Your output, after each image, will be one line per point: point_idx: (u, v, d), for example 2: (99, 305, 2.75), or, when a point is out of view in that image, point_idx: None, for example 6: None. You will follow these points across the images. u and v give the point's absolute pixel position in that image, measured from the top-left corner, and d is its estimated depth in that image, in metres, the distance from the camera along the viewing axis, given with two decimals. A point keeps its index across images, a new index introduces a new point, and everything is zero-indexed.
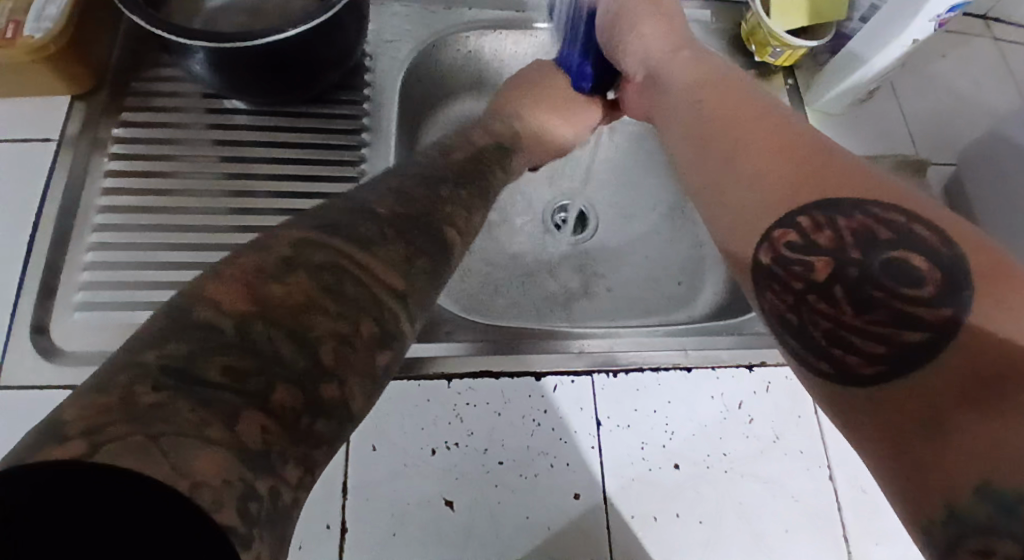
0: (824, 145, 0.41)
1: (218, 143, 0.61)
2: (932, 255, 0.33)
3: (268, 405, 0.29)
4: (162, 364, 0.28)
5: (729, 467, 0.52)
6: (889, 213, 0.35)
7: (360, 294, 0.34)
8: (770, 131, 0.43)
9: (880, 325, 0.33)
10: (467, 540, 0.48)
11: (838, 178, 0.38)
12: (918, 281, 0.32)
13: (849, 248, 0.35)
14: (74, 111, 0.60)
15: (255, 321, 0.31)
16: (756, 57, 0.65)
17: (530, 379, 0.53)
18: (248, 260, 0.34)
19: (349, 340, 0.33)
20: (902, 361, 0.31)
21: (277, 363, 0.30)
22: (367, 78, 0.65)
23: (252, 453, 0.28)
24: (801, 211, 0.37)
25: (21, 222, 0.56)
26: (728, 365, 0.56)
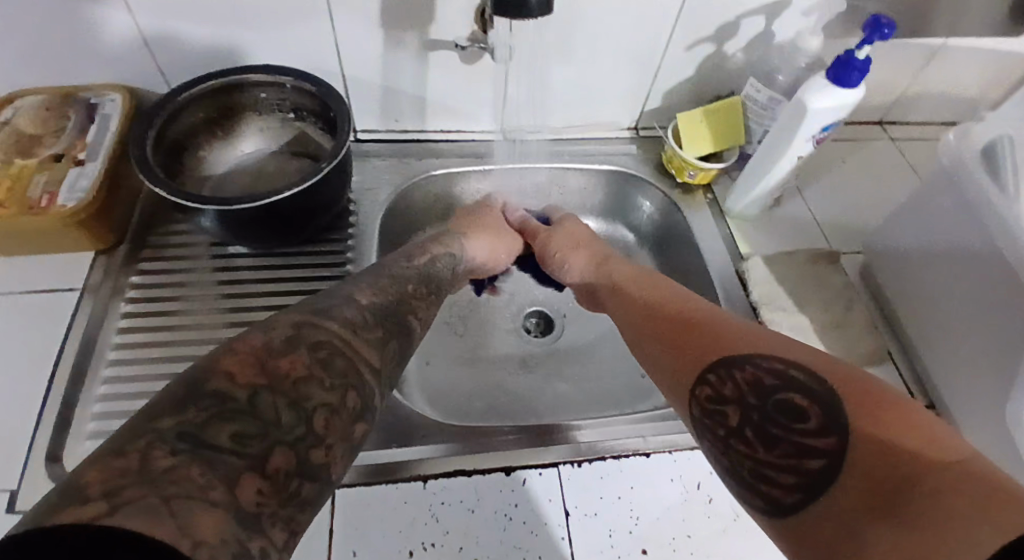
0: (714, 319, 0.52)
1: (222, 284, 0.70)
2: (810, 392, 0.42)
3: (265, 469, 0.36)
4: (178, 431, 0.35)
5: (694, 548, 0.56)
6: (772, 363, 0.45)
7: (348, 369, 0.44)
8: (680, 315, 0.55)
9: (788, 458, 0.40)
10: None
11: (723, 342, 0.48)
12: (805, 416, 0.41)
13: (748, 396, 0.44)
14: (97, 263, 0.69)
15: (262, 393, 0.39)
16: (677, 178, 0.77)
17: (500, 474, 0.58)
18: (253, 338, 0.42)
19: (336, 410, 0.41)
20: (808, 483, 0.39)
21: (276, 428, 0.38)
22: (351, 220, 0.75)
23: (246, 518, 0.34)
24: (709, 371, 0.47)
25: (44, 363, 0.63)
26: (683, 448, 0.61)
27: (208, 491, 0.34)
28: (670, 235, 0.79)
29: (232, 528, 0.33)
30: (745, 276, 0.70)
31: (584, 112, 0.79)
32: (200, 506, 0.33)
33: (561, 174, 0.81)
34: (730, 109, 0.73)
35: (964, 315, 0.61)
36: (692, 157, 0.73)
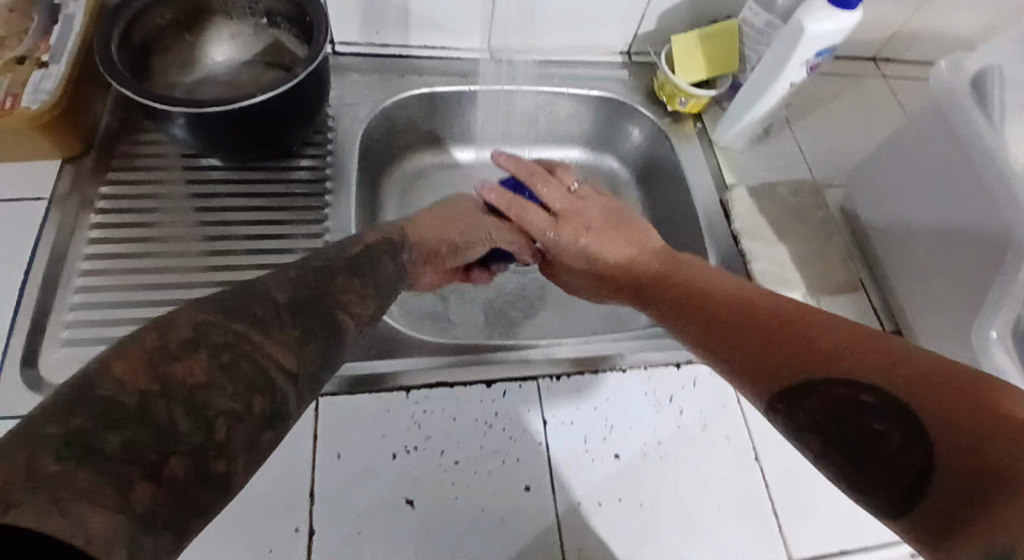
0: (771, 316, 0.45)
1: (195, 197, 0.68)
2: (885, 414, 0.35)
3: (160, 474, 0.30)
4: (64, 437, 0.29)
5: (663, 454, 0.58)
6: (841, 371, 0.38)
7: (255, 370, 0.36)
8: (730, 312, 0.47)
9: (879, 478, 0.35)
10: (425, 533, 0.51)
11: (794, 354, 0.41)
12: (887, 439, 0.35)
13: (827, 427, 0.37)
14: (64, 172, 0.67)
15: (156, 400, 0.32)
16: (668, 107, 0.76)
17: (481, 385, 0.58)
18: (148, 339, 0.34)
19: (241, 416, 0.34)
20: (879, 489, 0.34)
21: (170, 438, 0.31)
22: (330, 136, 0.73)
23: (141, 515, 0.29)
24: (774, 397, 0.40)
25: (14, 272, 0.61)
26: (659, 365, 0.62)
27: (99, 491, 0.28)
28: (657, 162, 0.78)
29: (127, 528, 0.28)
30: (729, 206, 0.70)
31: (576, 35, 0.77)
32: (89, 504, 0.28)
33: (550, 100, 0.78)
34: (726, 35, 0.72)
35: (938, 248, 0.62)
36: (684, 84, 0.72)
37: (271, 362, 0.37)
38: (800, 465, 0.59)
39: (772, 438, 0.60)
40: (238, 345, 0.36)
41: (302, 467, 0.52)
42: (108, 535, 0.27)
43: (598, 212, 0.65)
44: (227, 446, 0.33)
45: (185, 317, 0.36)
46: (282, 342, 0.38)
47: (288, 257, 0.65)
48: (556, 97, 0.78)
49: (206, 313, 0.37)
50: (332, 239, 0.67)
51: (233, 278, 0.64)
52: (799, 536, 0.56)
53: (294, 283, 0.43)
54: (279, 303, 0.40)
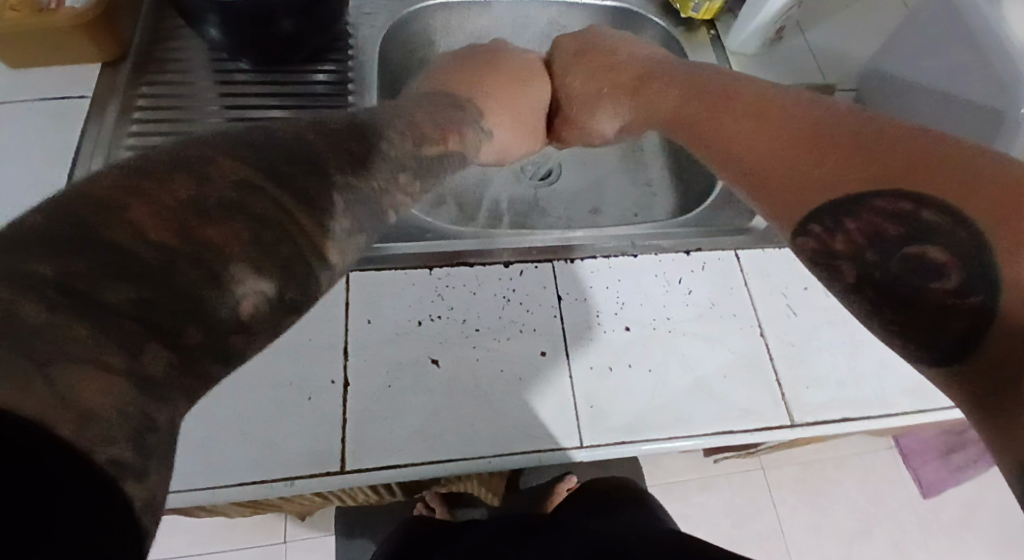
0: (832, 124, 0.44)
1: (226, 97, 0.71)
2: (941, 241, 0.35)
3: (178, 340, 0.28)
4: (56, 280, 0.25)
5: (672, 328, 0.61)
6: (890, 179, 0.38)
7: (293, 252, 0.32)
8: (767, 139, 0.48)
9: (925, 321, 0.34)
10: (451, 389, 0.56)
11: (840, 166, 0.41)
12: (938, 273, 0.34)
13: (871, 256, 0.38)
14: (105, 74, 0.70)
15: (184, 267, 0.28)
16: (680, 15, 0.78)
17: (499, 266, 0.62)
18: (177, 184, 0.30)
19: (270, 302, 0.31)
20: (922, 334, 0.34)
21: (193, 312, 0.28)
22: (350, 42, 0.75)
23: (153, 381, 0.27)
24: (807, 223, 0.42)
25: (60, 160, 0.65)
26: (667, 251, 0.65)
27: (97, 353, 0.26)
28: None
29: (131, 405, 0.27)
30: None
31: None
32: (89, 371, 0.26)
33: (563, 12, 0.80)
34: None
35: (948, 137, 0.63)
36: None
37: (290, 249, 0.32)
38: (803, 341, 0.62)
39: (777, 314, 0.63)
40: (266, 224, 0.31)
41: (336, 328, 0.57)
42: (109, 416, 0.26)
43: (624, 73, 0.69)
44: (247, 325, 0.30)
45: (223, 167, 0.31)
46: (327, 226, 0.33)
47: None
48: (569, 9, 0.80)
49: (250, 171, 0.32)
50: None
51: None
52: (800, 402, 0.59)
53: (344, 152, 0.36)
54: (302, 162, 0.34)
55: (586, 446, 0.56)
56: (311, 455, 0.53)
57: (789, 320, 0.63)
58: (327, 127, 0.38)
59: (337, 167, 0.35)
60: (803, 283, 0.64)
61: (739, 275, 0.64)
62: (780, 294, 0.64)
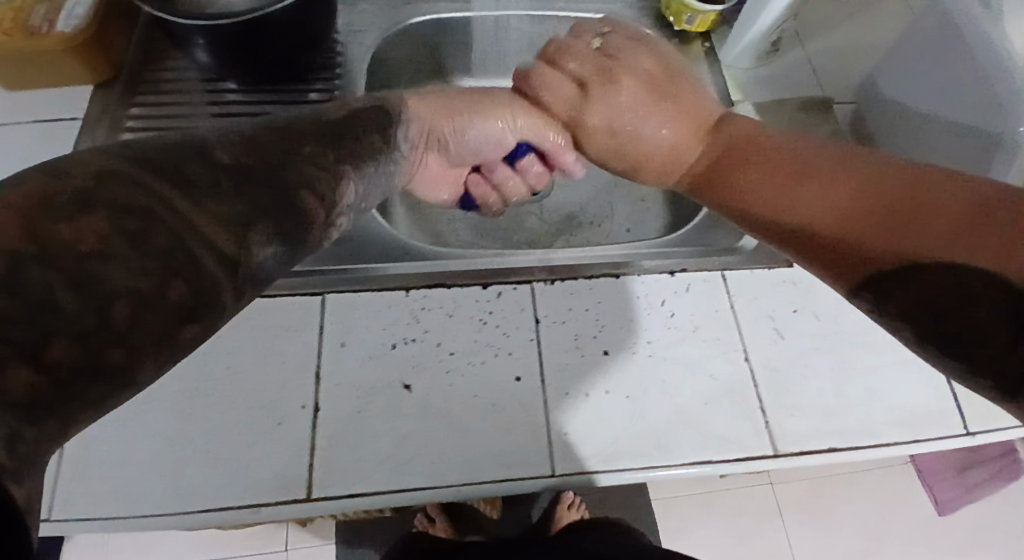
0: (860, 183, 0.44)
1: (216, 117, 0.72)
2: (990, 305, 0.34)
3: (37, 357, 0.26)
4: None
5: (652, 352, 0.60)
6: (933, 243, 0.38)
7: (172, 244, 0.31)
8: (802, 192, 0.46)
9: (983, 367, 0.34)
10: (422, 414, 0.56)
11: (880, 231, 0.40)
12: (992, 330, 0.34)
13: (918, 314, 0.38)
14: (96, 96, 0.71)
15: (29, 264, 0.27)
16: (674, 27, 0.76)
17: (476, 287, 0.62)
18: (33, 182, 0.29)
19: (149, 301, 0.29)
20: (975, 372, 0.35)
21: (53, 317, 0.27)
22: (338, 60, 0.75)
23: (15, 407, 0.26)
24: (861, 287, 0.41)
25: None
26: (651, 272, 0.63)
27: None
28: None
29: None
30: None
31: None
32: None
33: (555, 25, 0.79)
34: None
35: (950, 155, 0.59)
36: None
37: (214, 203, 0.33)
38: (788, 367, 0.60)
39: (763, 339, 0.61)
40: (146, 208, 0.31)
41: (309, 351, 0.57)
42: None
43: (636, 82, 0.62)
44: (133, 332, 0.29)
45: (86, 164, 0.31)
46: (212, 211, 0.33)
47: None
48: (561, 22, 0.79)
49: (115, 161, 0.32)
50: None
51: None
52: (783, 431, 0.58)
53: (241, 142, 0.36)
54: (221, 166, 0.34)
55: (559, 476, 0.55)
56: (279, 480, 0.53)
57: (775, 345, 0.61)
58: (270, 123, 0.40)
59: (225, 155, 0.35)
60: (791, 307, 0.62)
61: (724, 297, 0.62)
62: (767, 317, 0.62)
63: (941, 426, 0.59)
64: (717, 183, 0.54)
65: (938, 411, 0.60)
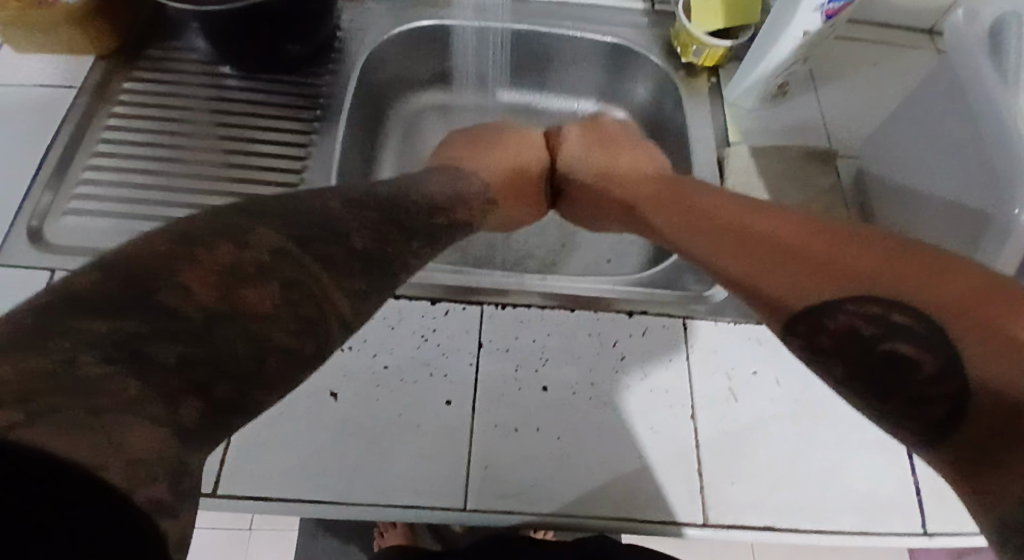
0: (786, 233, 0.46)
1: (207, 99, 0.72)
2: (914, 337, 0.34)
3: (207, 393, 0.31)
4: (115, 335, 0.29)
5: (594, 395, 0.57)
6: (853, 284, 0.38)
7: (314, 315, 0.37)
8: (738, 235, 0.48)
9: (902, 407, 0.34)
10: (345, 424, 0.55)
11: (805, 272, 0.41)
12: (914, 363, 0.34)
13: (850, 349, 0.37)
14: (96, 66, 0.72)
15: (221, 320, 0.33)
16: (682, 59, 0.73)
17: (424, 302, 0.60)
18: (224, 252, 0.35)
19: (291, 353, 0.35)
20: (897, 421, 0.34)
21: (228, 361, 0.32)
22: (334, 56, 0.75)
23: (185, 431, 0.29)
24: (797, 318, 0.40)
25: (36, 145, 0.67)
26: (608, 310, 0.60)
27: (133, 396, 0.28)
28: (665, 116, 0.75)
29: (170, 447, 0.28)
30: (724, 162, 0.67)
31: None
32: (135, 419, 0.27)
33: (562, 43, 0.77)
34: None
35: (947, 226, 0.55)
36: (698, 32, 0.69)
37: (345, 278, 0.40)
38: (739, 431, 0.56)
39: (716, 398, 0.57)
40: (304, 282, 0.37)
41: None
42: (145, 460, 0.27)
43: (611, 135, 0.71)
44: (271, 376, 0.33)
45: (264, 239, 0.37)
46: (344, 290, 0.39)
47: (277, 163, 0.69)
48: (568, 40, 0.76)
49: (283, 242, 0.38)
50: (319, 153, 0.70)
51: (235, 181, 0.68)
52: (721, 500, 0.54)
53: (362, 226, 0.44)
54: (347, 251, 0.41)
55: (471, 510, 0.53)
56: None
57: (728, 406, 0.57)
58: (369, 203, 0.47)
59: (353, 242, 0.42)
60: (752, 367, 0.58)
61: (681, 347, 0.59)
62: (724, 375, 0.58)
63: (902, 520, 0.53)
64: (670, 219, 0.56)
65: (902, 499, 0.54)
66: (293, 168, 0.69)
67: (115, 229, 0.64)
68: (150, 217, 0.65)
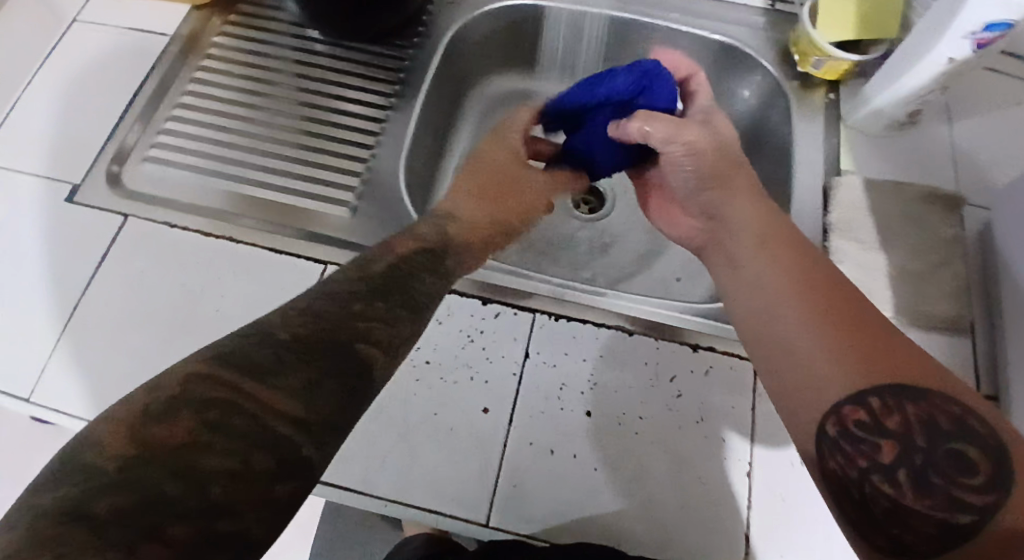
0: (859, 310, 0.44)
1: (292, 62, 0.71)
2: (977, 442, 0.37)
3: (161, 535, 0.32)
4: (57, 507, 0.32)
5: (641, 430, 0.52)
6: (931, 385, 0.39)
7: (250, 424, 0.37)
8: (811, 297, 0.46)
9: (935, 505, 0.37)
10: (376, 416, 0.52)
11: (873, 350, 0.41)
12: (972, 470, 0.37)
13: (917, 436, 0.38)
14: (191, 16, 0.72)
15: (139, 465, 0.34)
16: (799, 68, 0.66)
17: (476, 301, 0.57)
18: (135, 398, 0.37)
19: (239, 475, 0.35)
20: (914, 518, 0.37)
21: (159, 502, 0.33)
22: (420, 29, 0.72)
23: None
24: (868, 393, 0.40)
25: (125, 88, 0.67)
26: (672, 340, 0.55)
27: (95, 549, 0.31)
28: (767, 129, 0.68)
29: None
30: (832, 193, 0.60)
31: None
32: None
33: (664, 38, 0.71)
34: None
35: None
36: (823, 41, 0.62)
37: (278, 375, 0.39)
38: (798, 497, 0.50)
39: (776, 455, 0.51)
40: (224, 397, 0.37)
41: None
42: None
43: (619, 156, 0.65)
44: (227, 502, 0.34)
45: (178, 371, 0.38)
46: (286, 387, 0.38)
47: (352, 135, 0.67)
48: (672, 36, 0.70)
49: (201, 365, 0.38)
50: (392, 130, 0.67)
51: (304, 147, 0.66)
52: None
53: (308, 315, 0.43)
54: (282, 349, 0.40)
55: (492, 528, 0.50)
56: None
57: (788, 466, 0.51)
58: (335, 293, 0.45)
59: (285, 332, 0.41)
60: None
61: (747, 392, 0.53)
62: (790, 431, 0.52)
63: None
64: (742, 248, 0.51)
65: None
66: (365, 142, 0.67)
67: (185, 180, 0.63)
68: (220, 173, 0.64)
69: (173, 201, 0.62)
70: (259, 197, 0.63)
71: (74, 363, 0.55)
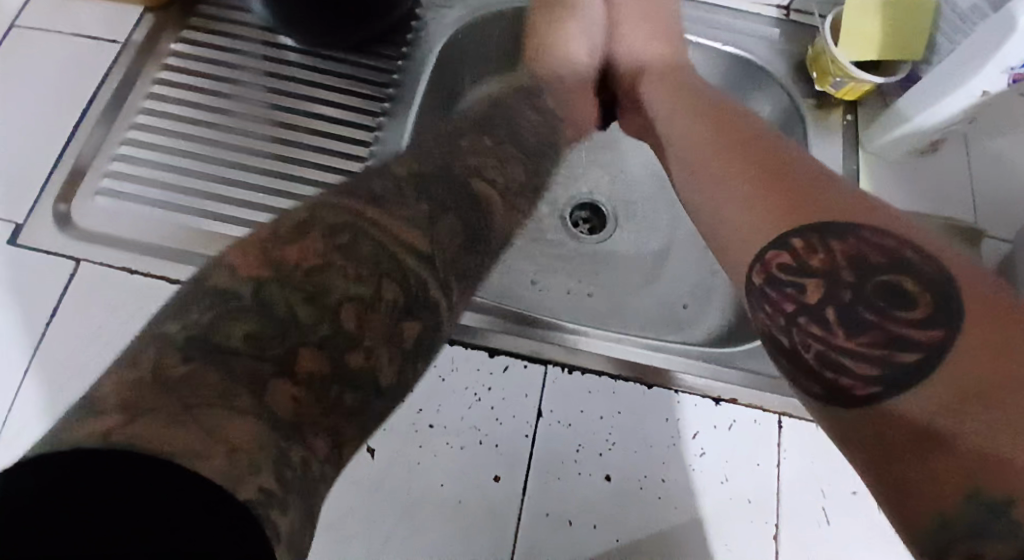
0: (808, 169, 0.41)
1: (264, 74, 0.64)
2: (923, 276, 0.32)
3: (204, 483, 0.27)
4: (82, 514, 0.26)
5: (663, 494, 0.49)
6: (879, 235, 0.34)
7: (291, 333, 0.31)
8: (744, 183, 0.42)
9: (872, 345, 0.31)
10: (377, 489, 0.48)
11: (804, 190, 0.39)
12: (910, 301, 0.31)
13: (843, 270, 0.33)
14: (144, 19, 0.64)
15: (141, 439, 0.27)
16: (816, 86, 0.62)
17: (483, 353, 0.52)
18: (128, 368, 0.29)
19: (299, 396, 0.31)
20: (846, 358, 0.31)
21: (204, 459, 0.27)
22: (409, 37, 0.66)
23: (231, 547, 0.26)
24: (794, 233, 0.36)
25: (70, 108, 0.59)
26: (693, 393, 0.52)
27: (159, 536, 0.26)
28: None
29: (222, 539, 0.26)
30: None
31: None
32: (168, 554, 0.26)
33: None
34: (921, 11, 0.57)
35: None
36: (844, 59, 0.58)
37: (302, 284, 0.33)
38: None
39: (802, 517, 0.49)
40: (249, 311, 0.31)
41: None
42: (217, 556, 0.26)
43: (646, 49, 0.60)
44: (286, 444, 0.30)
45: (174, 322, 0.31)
46: (312, 294, 0.33)
47: (334, 159, 0.60)
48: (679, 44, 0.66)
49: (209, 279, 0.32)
50: (381, 154, 0.61)
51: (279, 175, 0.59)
52: None
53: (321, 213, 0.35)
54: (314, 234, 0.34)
55: None
56: None
57: (813, 529, 0.49)
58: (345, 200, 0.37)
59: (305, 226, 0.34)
60: (848, 484, 0.50)
61: (771, 450, 0.51)
62: (816, 490, 0.50)
63: None
64: (687, 144, 0.48)
65: None
66: (348, 167, 0.60)
67: (145, 216, 0.56)
68: (184, 206, 0.57)
69: (132, 243, 0.55)
70: (229, 234, 0.56)
71: (28, 437, 0.49)
